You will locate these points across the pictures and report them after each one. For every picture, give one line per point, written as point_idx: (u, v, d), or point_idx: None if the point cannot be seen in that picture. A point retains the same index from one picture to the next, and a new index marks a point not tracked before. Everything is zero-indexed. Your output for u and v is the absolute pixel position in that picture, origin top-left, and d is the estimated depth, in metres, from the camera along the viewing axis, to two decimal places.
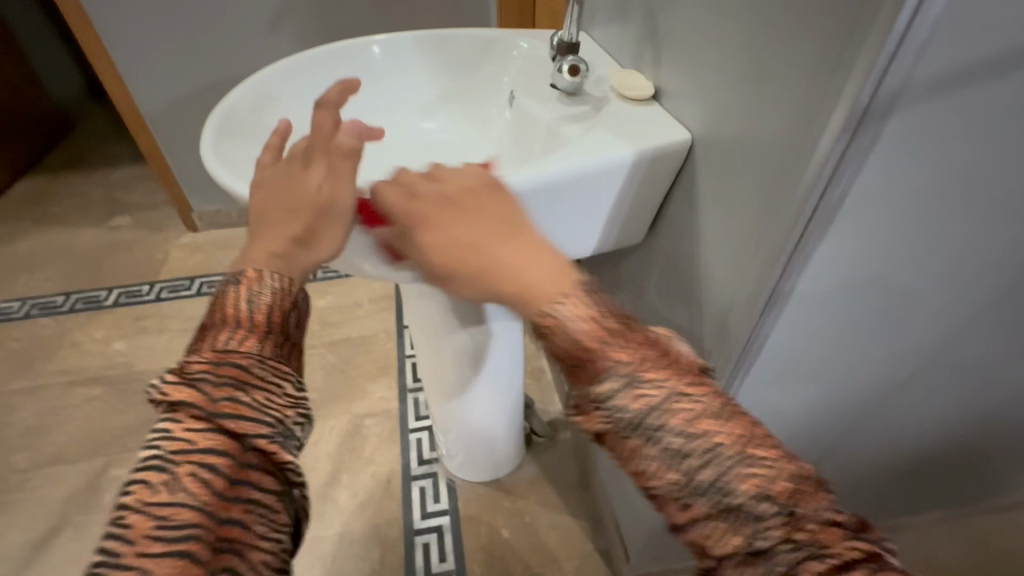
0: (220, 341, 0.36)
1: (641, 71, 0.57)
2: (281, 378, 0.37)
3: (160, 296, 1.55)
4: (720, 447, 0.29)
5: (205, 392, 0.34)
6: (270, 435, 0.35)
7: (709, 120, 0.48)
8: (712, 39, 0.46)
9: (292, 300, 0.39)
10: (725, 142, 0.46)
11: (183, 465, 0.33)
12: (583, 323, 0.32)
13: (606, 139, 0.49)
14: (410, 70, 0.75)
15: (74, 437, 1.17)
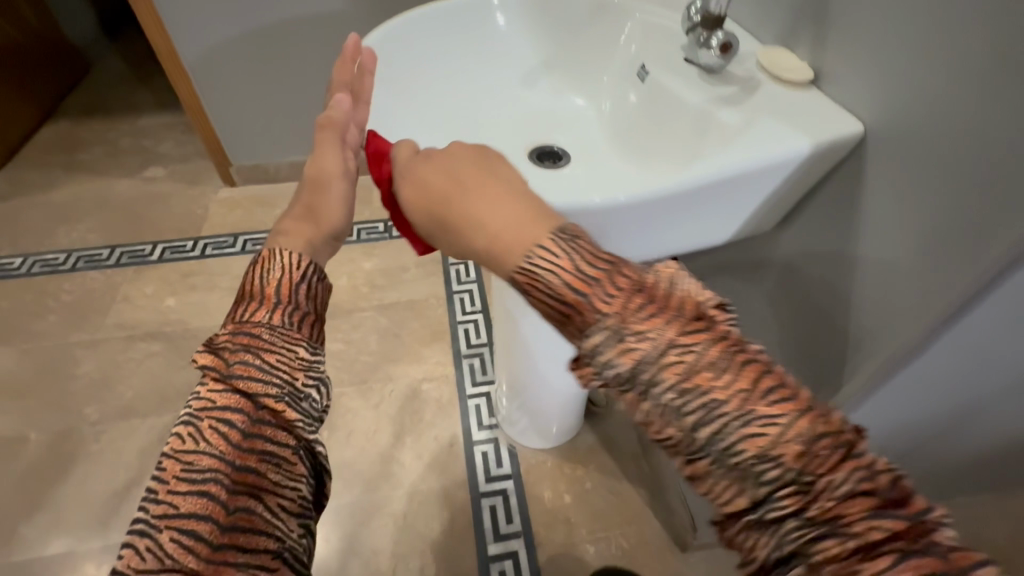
0: (238, 315, 0.42)
1: (792, 50, 0.54)
2: (291, 343, 0.41)
3: (205, 252, 1.54)
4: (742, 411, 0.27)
5: (224, 357, 0.39)
6: (277, 394, 0.39)
7: (899, 119, 0.45)
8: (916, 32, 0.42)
9: (302, 271, 0.45)
10: (917, 146, 0.44)
11: (206, 419, 0.38)
12: (566, 284, 0.30)
13: (774, 132, 0.46)
14: (514, 34, 0.71)
15: (140, 392, 1.19)
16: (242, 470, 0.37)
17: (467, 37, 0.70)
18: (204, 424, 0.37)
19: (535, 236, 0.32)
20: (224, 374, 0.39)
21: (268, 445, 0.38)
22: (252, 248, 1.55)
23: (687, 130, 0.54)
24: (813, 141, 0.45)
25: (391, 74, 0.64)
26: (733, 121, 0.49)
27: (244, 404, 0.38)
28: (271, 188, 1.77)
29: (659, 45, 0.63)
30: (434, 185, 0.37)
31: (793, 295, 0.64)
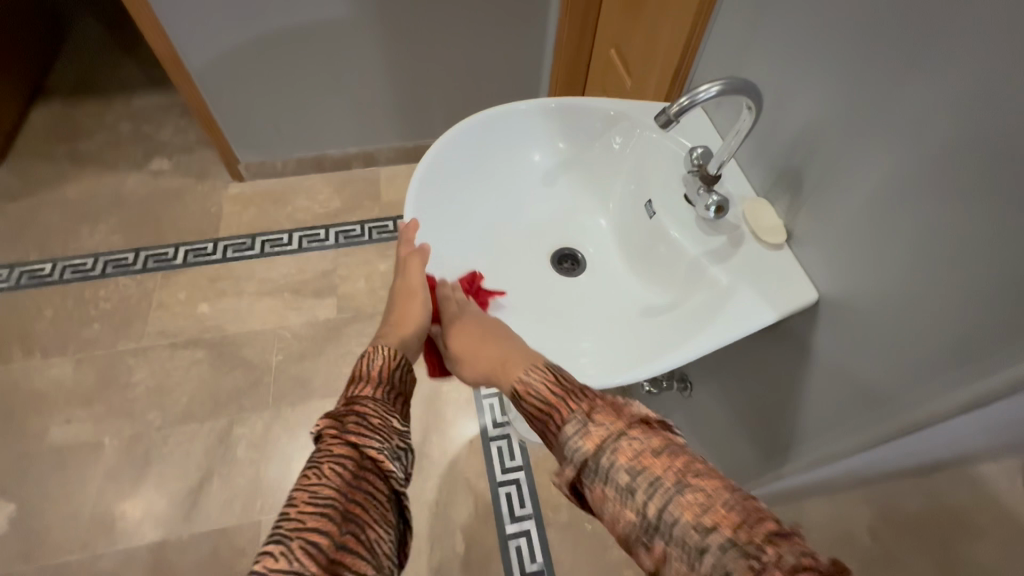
0: (350, 392, 0.55)
1: (771, 203, 0.66)
2: (389, 413, 0.54)
3: (227, 255, 1.63)
4: (664, 486, 0.41)
5: (341, 420, 0.52)
6: (379, 447, 0.50)
7: (851, 283, 0.57)
8: (878, 224, 0.53)
9: (396, 362, 0.59)
10: (862, 309, 0.56)
11: (325, 460, 0.48)
12: (552, 403, 0.49)
13: (751, 301, 0.59)
14: (536, 137, 0.81)
15: (194, 398, 1.35)
16: (354, 502, 0.46)
17: (493, 149, 0.79)
18: (326, 463, 0.47)
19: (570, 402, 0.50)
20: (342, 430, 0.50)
21: (369, 487, 0.47)
22: (271, 250, 1.65)
23: (683, 272, 0.67)
24: (777, 311, 0.58)
25: (436, 201, 0.74)
26: (721, 278, 0.63)
27: (355, 451, 0.49)
28: (279, 183, 1.83)
29: (663, 171, 0.74)
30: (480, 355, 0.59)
31: (753, 379, 0.79)
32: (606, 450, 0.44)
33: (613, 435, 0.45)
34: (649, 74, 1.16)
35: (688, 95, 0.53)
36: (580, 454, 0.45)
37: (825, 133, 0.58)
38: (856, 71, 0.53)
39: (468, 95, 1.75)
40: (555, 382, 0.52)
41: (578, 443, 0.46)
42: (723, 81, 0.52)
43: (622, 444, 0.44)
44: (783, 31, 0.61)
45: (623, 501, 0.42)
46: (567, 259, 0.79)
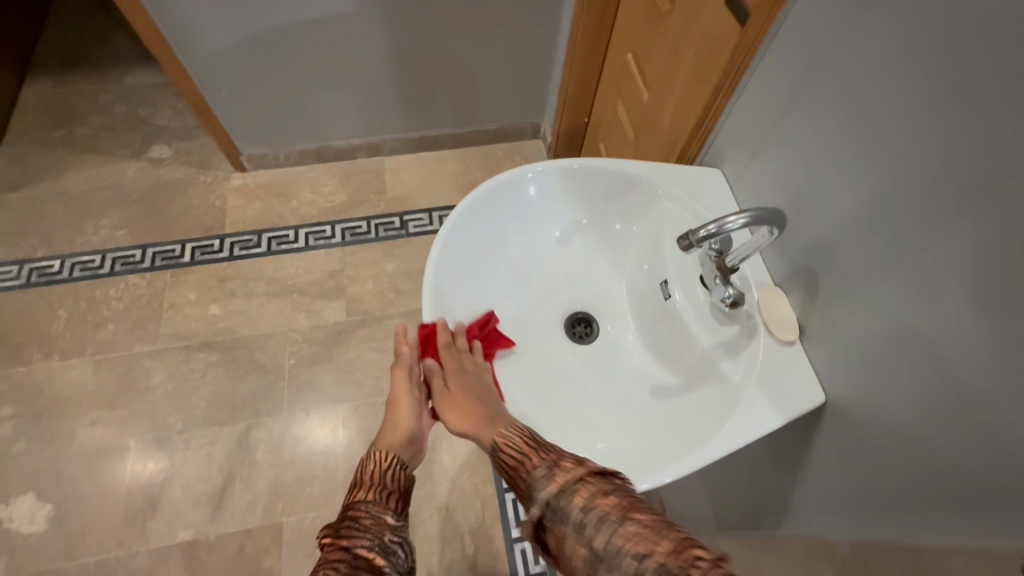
0: (348, 498, 0.61)
1: (786, 294, 0.67)
2: (381, 512, 0.59)
3: (233, 253, 1.63)
4: (610, 521, 0.49)
5: (337, 526, 0.58)
6: (369, 546, 0.55)
7: (856, 374, 0.58)
8: (889, 324, 0.54)
9: (389, 462, 0.64)
10: (864, 399, 0.58)
11: (322, 568, 0.54)
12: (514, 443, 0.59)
13: (758, 405, 0.62)
14: (552, 198, 0.80)
15: (212, 402, 1.41)
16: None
17: (511, 211, 0.79)
18: (321, 573, 0.53)
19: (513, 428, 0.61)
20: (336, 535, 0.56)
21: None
22: (277, 248, 1.65)
23: (694, 358, 0.69)
24: (784, 415, 0.61)
25: (454, 273, 0.74)
26: (732, 375, 0.65)
27: (348, 555, 0.54)
28: (283, 174, 1.81)
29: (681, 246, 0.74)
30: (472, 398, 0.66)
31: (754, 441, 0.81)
32: (567, 492, 0.52)
33: (573, 479, 0.52)
34: (669, 94, 1.12)
35: (716, 222, 0.52)
36: (544, 492, 0.53)
37: (846, 241, 0.58)
38: (881, 191, 0.52)
39: (473, 85, 1.71)
40: (527, 435, 0.59)
41: (544, 485, 0.53)
42: (751, 213, 0.51)
43: (580, 485, 0.52)
44: (811, 125, 0.60)
45: (577, 535, 0.50)
46: (579, 323, 0.80)
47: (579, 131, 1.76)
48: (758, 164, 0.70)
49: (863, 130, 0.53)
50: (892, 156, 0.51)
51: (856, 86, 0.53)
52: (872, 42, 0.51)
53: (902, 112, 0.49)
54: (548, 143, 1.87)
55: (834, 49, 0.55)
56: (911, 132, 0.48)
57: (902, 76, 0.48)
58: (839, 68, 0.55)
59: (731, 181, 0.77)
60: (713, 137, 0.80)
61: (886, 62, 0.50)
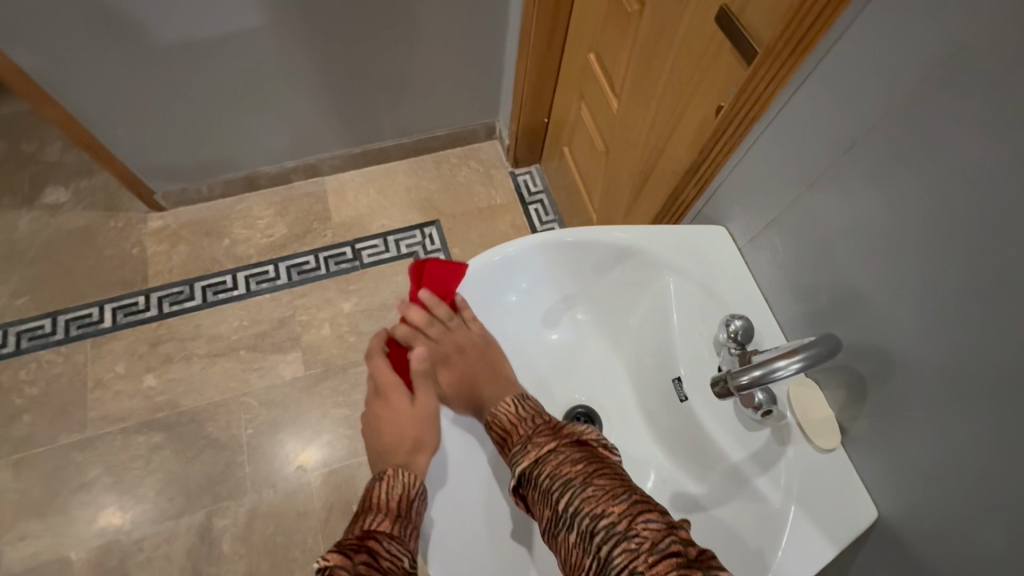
0: (366, 522, 0.52)
1: (819, 387, 0.58)
2: (403, 552, 0.50)
3: (163, 310, 1.43)
4: (575, 484, 0.50)
5: (350, 557, 0.47)
6: None
7: (908, 492, 0.51)
8: (953, 450, 0.46)
9: (414, 486, 0.56)
10: (920, 525, 0.50)
11: None
12: (508, 429, 0.57)
13: (803, 536, 0.54)
14: (532, 277, 0.67)
15: (162, 490, 1.25)
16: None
17: (490, 296, 0.66)
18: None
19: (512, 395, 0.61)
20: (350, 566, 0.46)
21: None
22: (214, 298, 1.45)
23: (719, 469, 0.59)
24: (834, 544, 0.53)
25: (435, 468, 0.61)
26: (770, 495, 0.56)
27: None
28: (209, 208, 1.59)
29: (690, 330, 0.63)
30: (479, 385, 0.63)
31: None
32: (540, 464, 0.52)
33: (546, 451, 0.52)
34: (644, 108, 0.99)
35: (763, 367, 0.43)
36: (521, 466, 0.53)
37: (908, 350, 0.49)
38: (964, 309, 0.43)
39: (416, 91, 1.53)
40: (519, 405, 0.59)
41: (519, 459, 0.53)
42: (803, 355, 0.43)
43: (548, 455, 0.52)
44: (860, 204, 0.51)
45: (544, 499, 0.51)
46: (578, 420, 0.69)
47: (540, 132, 1.61)
48: (779, 231, 0.60)
49: (942, 233, 0.44)
50: (984, 274, 0.41)
51: (932, 178, 0.44)
52: (961, 132, 0.41)
53: (1003, 228, 0.39)
54: (505, 146, 1.71)
55: (900, 125, 0.45)
56: (1017, 256, 0.39)
57: (1007, 184, 0.38)
58: (908, 152, 0.45)
59: (740, 243, 0.67)
60: (715, 185, 0.69)
61: (982, 161, 0.40)
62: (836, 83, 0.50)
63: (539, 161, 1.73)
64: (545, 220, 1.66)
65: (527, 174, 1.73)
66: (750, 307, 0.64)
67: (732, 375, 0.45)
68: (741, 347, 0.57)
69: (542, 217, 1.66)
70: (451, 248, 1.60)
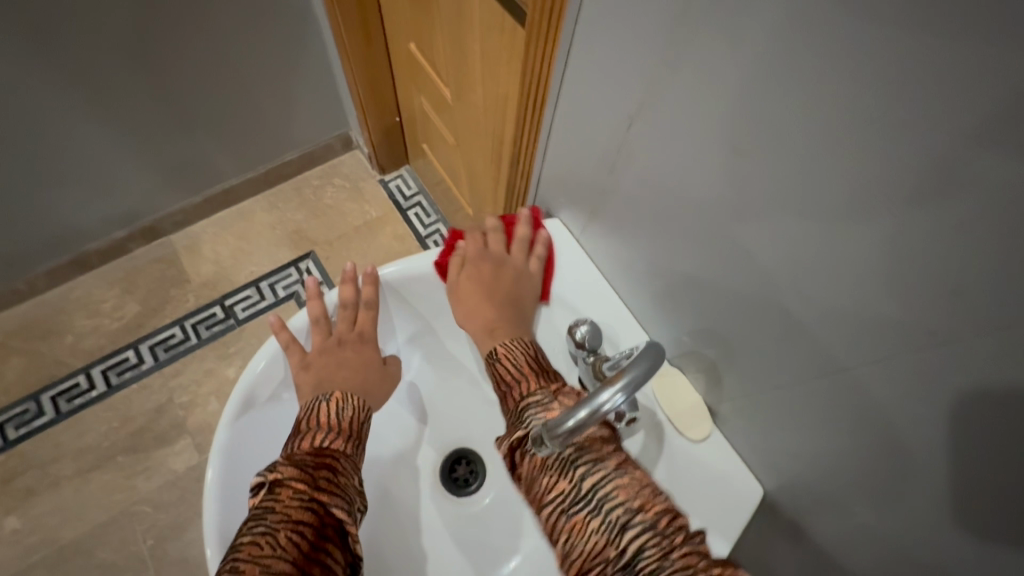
0: (318, 439, 0.51)
1: (682, 374, 0.56)
2: (355, 471, 0.52)
3: (9, 438, 1.22)
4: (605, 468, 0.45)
5: (309, 472, 0.48)
6: (346, 511, 0.48)
7: (777, 447, 0.50)
8: (809, 400, 0.45)
9: (363, 416, 0.56)
10: (802, 475, 0.50)
11: (281, 529, 0.44)
12: (523, 373, 0.53)
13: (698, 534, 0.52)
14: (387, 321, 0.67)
15: None
16: (313, 557, 0.44)
17: (397, 311, 0.67)
18: (283, 532, 0.43)
19: (517, 337, 0.58)
20: (310, 485, 0.47)
21: (329, 558, 0.44)
22: (70, 407, 1.26)
23: None
24: (728, 538, 0.51)
25: (268, 420, 0.61)
26: None
27: (314, 517, 0.45)
28: (36, 306, 1.36)
29: None
30: (508, 318, 0.60)
31: None
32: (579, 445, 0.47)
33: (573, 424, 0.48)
34: (470, 93, 0.92)
35: (588, 406, 0.37)
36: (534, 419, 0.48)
37: (744, 321, 0.47)
38: (783, 274, 0.42)
39: (245, 120, 1.36)
40: (533, 354, 0.56)
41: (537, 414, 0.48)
42: (625, 381, 0.37)
43: (594, 444, 0.48)
44: (657, 179, 0.48)
45: (562, 471, 0.45)
46: (459, 464, 0.71)
47: (397, 132, 1.49)
48: (605, 211, 0.57)
49: (738, 203, 0.42)
50: (789, 239, 0.40)
51: (716, 148, 0.41)
52: (728, 99, 0.38)
53: (790, 191, 0.38)
54: (366, 154, 1.58)
55: (676, 83, 0.41)
56: (812, 217, 0.37)
57: (790, 133, 0.36)
58: (687, 123, 0.42)
59: (575, 232, 0.64)
60: (539, 172, 0.65)
61: (755, 127, 0.37)
62: (601, 56, 0.47)
63: (407, 161, 1.62)
64: (427, 222, 1.56)
65: (398, 178, 1.62)
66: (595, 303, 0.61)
67: (555, 425, 0.38)
68: (593, 356, 0.53)
69: (424, 220, 1.56)
70: (334, 277, 1.47)
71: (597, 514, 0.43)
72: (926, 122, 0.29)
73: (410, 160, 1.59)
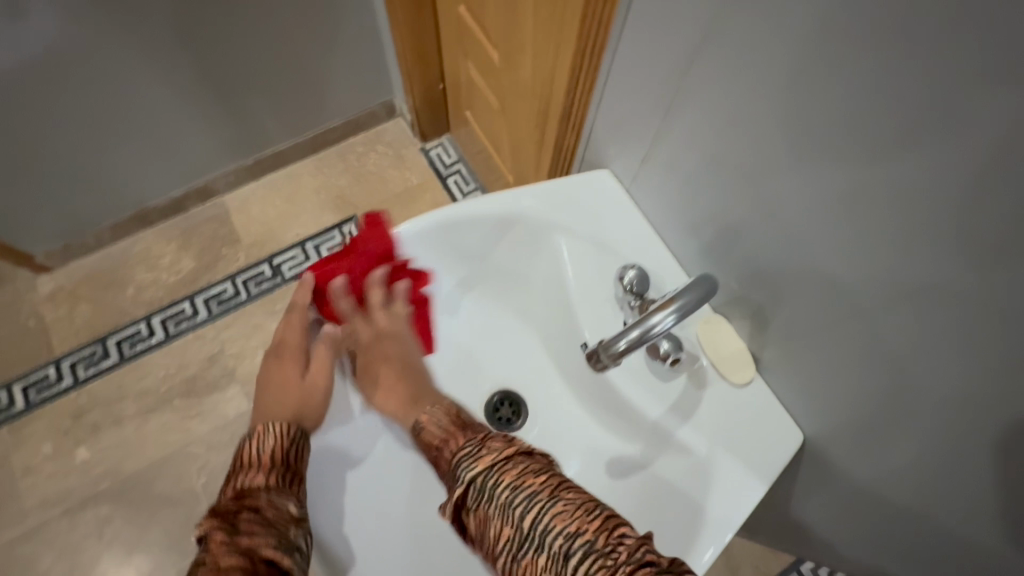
0: (250, 457, 0.52)
1: (726, 320, 0.57)
2: (293, 476, 0.53)
3: (79, 377, 1.32)
4: (541, 499, 0.43)
5: (243, 492, 0.49)
6: (288, 515, 0.49)
7: (819, 393, 0.51)
8: (859, 345, 0.45)
9: (290, 436, 0.54)
10: (844, 421, 0.50)
11: (227, 545, 0.44)
12: (449, 432, 0.52)
13: (735, 473, 0.53)
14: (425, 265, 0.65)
15: (126, 561, 1.20)
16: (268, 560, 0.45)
17: (436, 254, 0.65)
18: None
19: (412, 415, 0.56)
20: (242, 502, 0.48)
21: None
22: (131, 352, 1.35)
23: (644, 427, 0.58)
24: (765, 479, 0.53)
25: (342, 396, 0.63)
26: (693, 444, 0.55)
27: (246, 562, 0.44)
28: (101, 257, 1.46)
29: (588, 290, 0.62)
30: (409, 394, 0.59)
31: None
32: (495, 471, 0.46)
33: (497, 457, 0.47)
34: (519, 56, 0.93)
35: (639, 326, 0.40)
36: (467, 471, 0.47)
37: (796, 265, 0.48)
38: (838, 214, 0.42)
39: (294, 86, 1.40)
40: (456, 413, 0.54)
41: (470, 467, 0.47)
42: (675, 305, 0.39)
43: (507, 462, 0.46)
44: (713, 122, 0.49)
45: (499, 514, 0.44)
46: (503, 405, 0.68)
47: (440, 100, 1.50)
48: (657, 160, 0.58)
49: (797, 139, 0.43)
50: (844, 175, 0.40)
51: (776, 85, 0.42)
52: (789, 32, 0.39)
53: (851, 123, 0.38)
54: (409, 122, 1.61)
55: (743, 18, 0.41)
56: (871, 148, 0.38)
57: (862, 61, 0.36)
58: (745, 61, 0.43)
59: (625, 182, 0.64)
60: (591, 125, 0.66)
61: (818, 58, 0.38)
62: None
63: (448, 130, 1.63)
64: (466, 191, 1.58)
65: (439, 147, 1.64)
66: (643, 250, 0.62)
67: (608, 345, 0.40)
68: (637, 298, 0.55)
69: (463, 189, 1.59)
70: None
71: (544, 553, 0.42)
72: (1008, 38, 0.28)
73: (451, 129, 1.60)
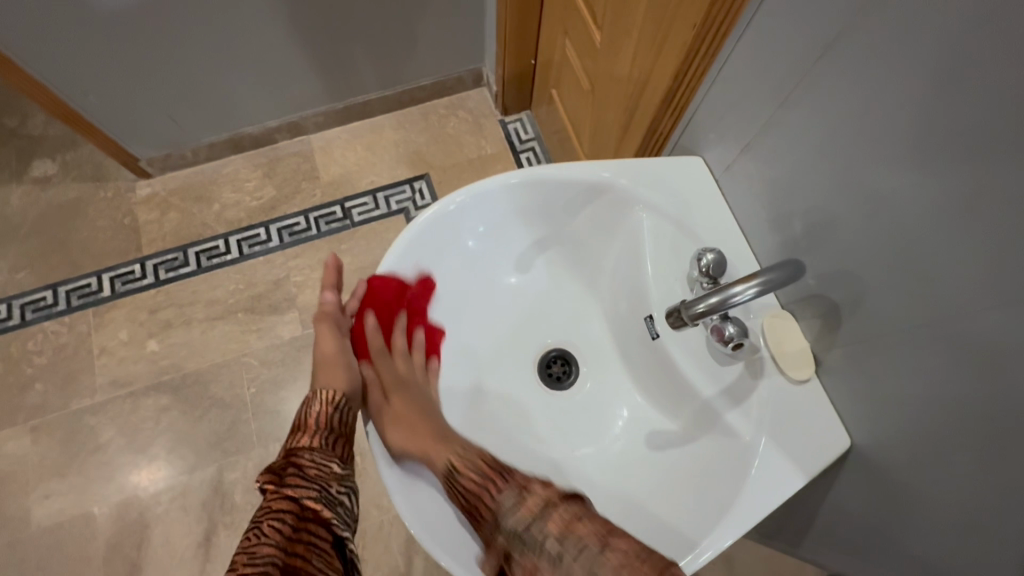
0: (293, 443, 0.64)
1: (792, 318, 0.59)
2: (326, 462, 0.63)
3: (159, 277, 1.45)
4: (586, 549, 0.49)
5: (284, 477, 0.61)
6: (315, 496, 0.60)
7: (876, 401, 0.52)
8: (927, 358, 0.46)
9: (333, 406, 0.64)
10: (896, 433, 0.51)
11: (266, 520, 0.58)
12: (487, 478, 0.56)
13: (777, 462, 0.56)
14: (510, 216, 0.69)
15: (174, 449, 1.31)
16: (294, 537, 0.58)
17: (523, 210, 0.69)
18: (266, 522, 0.58)
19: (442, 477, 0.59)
20: (280, 484, 0.60)
21: (309, 536, 0.58)
22: (208, 264, 1.46)
23: (692, 405, 0.61)
24: (806, 473, 0.55)
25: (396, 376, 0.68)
26: (741, 428, 0.57)
27: (294, 506, 0.59)
28: (194, 173, 1.57)
29: (663, 266, 0.64)
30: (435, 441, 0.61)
31: None
32: (540, 520, 0.52)
33: (543, 503, 0.52)
34: (623, 39, 0.94)
35: (720, 294, 0.46)
36: (513, 519, 0.52)
37: (879, 272, 0.49)
38: (943, 223, 0.42)
39: (394, 41, 1.46)
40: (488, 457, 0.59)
41: (514, 515, 0.53)
42: (758, 279, 0.45)
43: (547, 509, 0.52)
44: (826, 118, 0.50)
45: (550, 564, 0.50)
46: (555, 362, 0.72)
47: (529, 76, 1.53)
48: (756, 152, 0.59)
49: (910, 145, 0.43)
50: (960, 185, 0.40)
51: (903, 89, 0.42)
52: (937, 30, 0.39)
53: (976, 133, 0.38)
54: (494, 92, 1.64)
55: (876, 22, 0.43)
56: (993, 163, 0.38)
57: (991, 75, 0.36)
58: (874, 62, 0.44)
59: (717, 172, 0.66)
60: (692, 112, 0.68)
61: (962, 62, 0.38)
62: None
63: (529, 106, 1.66)
64: None
65: (518, 122, 1.67)
66: (724, 239, 0.64)
67: (688, 306, 0.49)
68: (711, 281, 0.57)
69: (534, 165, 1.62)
70: None
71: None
72: None
73: (533, 106, 1.63)
